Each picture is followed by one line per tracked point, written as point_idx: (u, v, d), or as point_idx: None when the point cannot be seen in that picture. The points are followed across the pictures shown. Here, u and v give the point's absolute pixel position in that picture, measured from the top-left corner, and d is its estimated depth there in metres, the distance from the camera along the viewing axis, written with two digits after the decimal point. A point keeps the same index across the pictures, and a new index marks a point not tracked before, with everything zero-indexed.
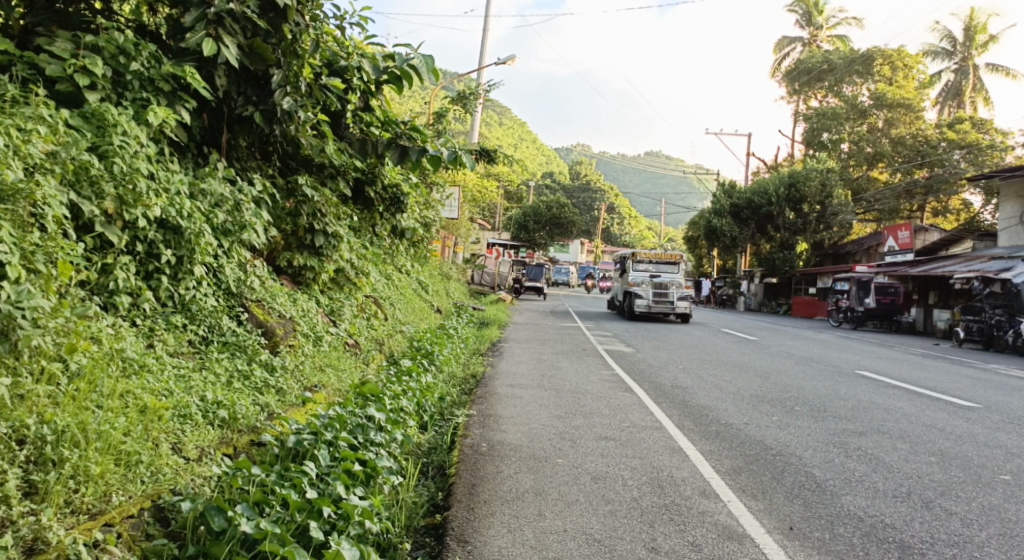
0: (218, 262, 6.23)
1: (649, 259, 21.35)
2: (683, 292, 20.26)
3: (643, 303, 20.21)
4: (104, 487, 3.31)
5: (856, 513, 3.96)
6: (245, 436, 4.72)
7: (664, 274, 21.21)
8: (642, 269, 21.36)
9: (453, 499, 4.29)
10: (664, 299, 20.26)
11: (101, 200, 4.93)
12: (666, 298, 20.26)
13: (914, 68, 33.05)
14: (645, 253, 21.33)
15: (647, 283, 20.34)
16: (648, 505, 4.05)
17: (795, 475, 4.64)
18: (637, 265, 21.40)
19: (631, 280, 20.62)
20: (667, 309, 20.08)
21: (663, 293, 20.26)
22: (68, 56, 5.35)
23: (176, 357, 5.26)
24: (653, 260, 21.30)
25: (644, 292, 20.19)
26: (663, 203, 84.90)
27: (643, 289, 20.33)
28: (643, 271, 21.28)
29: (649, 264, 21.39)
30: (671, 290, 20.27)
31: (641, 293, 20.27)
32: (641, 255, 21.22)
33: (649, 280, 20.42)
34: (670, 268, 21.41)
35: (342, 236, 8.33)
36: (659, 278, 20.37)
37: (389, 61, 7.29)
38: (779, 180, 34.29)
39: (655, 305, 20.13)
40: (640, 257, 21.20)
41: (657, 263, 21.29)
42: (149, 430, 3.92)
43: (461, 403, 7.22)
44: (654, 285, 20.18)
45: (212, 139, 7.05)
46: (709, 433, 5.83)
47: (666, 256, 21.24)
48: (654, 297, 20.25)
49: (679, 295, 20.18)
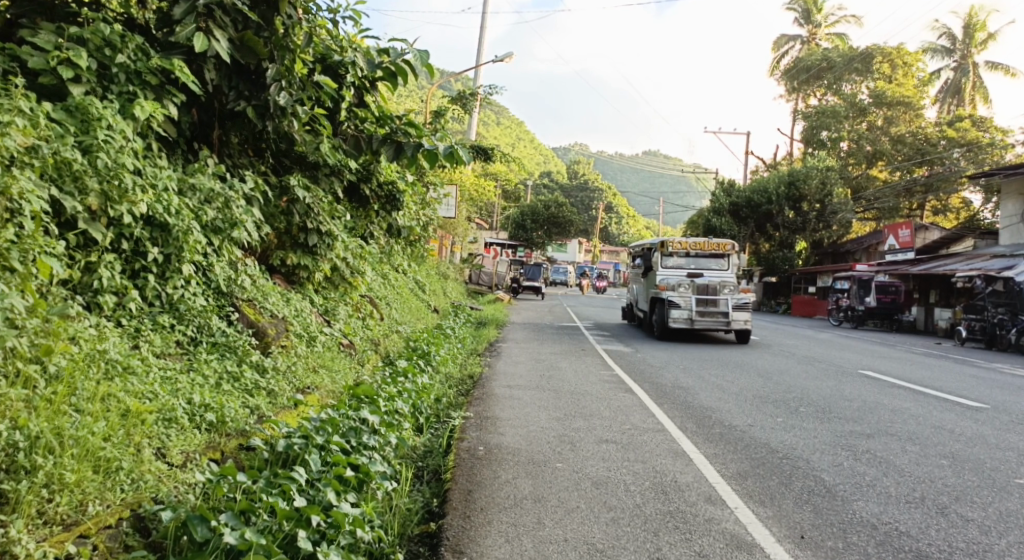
0: (207, 261, 6.05)
1: (684, 251, 15.37)
2: (738, 299, 14.19)
3: (682, 315, 14.15)
4: (80, 495, 3.15)
5: (869, 520, 3.80)
6: (233, 439, 4.55)
7: (707, 272, 15.25)
8: (675, 266, 15.32)
9: (449, 506, 4.12)
10: (712, 310, 14.10)
11: (84, 195, 4.75)
12: (715, 308, 14.16)
13: (914, 65, 32.94)
14: (679, 244, 15.29)
15: (686, 286, 14.24)
16: (651, 512, 3.89)
17: (803, 479, 4.48)
18: (667, 260, 15.35)
19: (662, 283, 14.53)
20: (717, 324, 14.05)
21: (711, 301, 14.13)
22: (51, 48, 5.17)
23: (163, 358, 5.09)
24: (691, 252, 15.34)
25: (681, 299, 14.20)
26: (661, 202, 84.80)
27: (681, 297, 14.23)
28: (678, 268, 15.23)
29: (685, 259, 15.37)
30: (722, 296, 14.17)
31: (678, 301, 14.16)
32: (675, 245, 15.19)
33: (689, 282, 14.27)
34: (714, 265, 15.48)
35: (336, 234, 8.16)
36: (704, 278, 14.28)
37: (383, 56, 7.18)
38: (779, 179, 34.04)
39: (700, 320, 14.05)
40: (673, 249, 15.26)
41: (696, 257, 15.29)
42: (132, 434, 3.75)
43: (458, 405, 7.06)
44: (697, 290, 14.16)
45: (202, 135, 6.88)
46: (712, 435, 5.67)
47: (706, 248, 15.38)
48: (698, 306, 14.13)
49: (733, 304, 14.07)
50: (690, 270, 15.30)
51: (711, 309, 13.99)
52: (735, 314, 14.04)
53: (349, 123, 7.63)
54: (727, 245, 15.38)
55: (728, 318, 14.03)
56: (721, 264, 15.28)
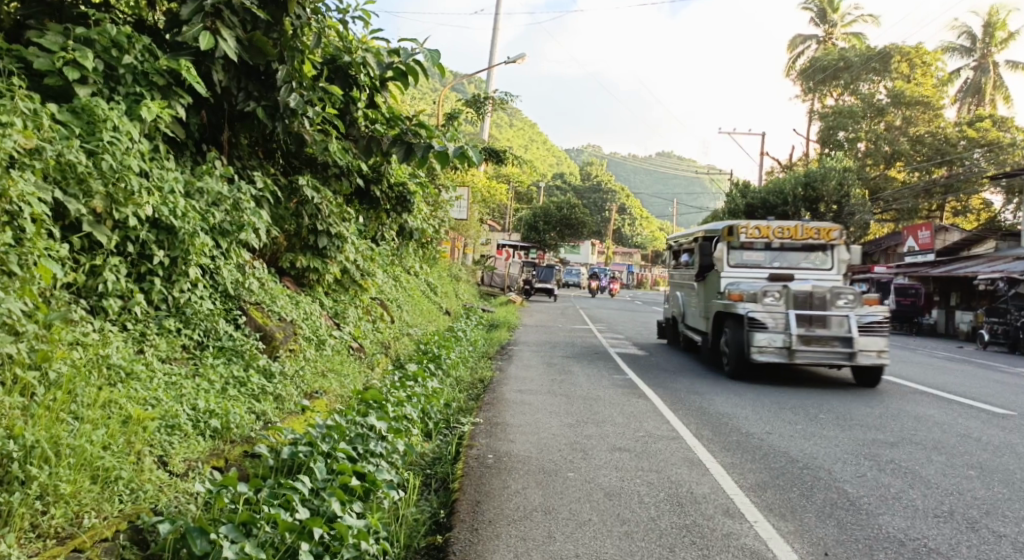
0: (215, 264, 5.98)
1: (765, 241, 10.83)
2: (864, 316, 8.91)
3: (773, 343, 8.92)
4: (76, 507, 3.07)
5: (897, 536, 3.65)
6: (238, 446, 4.44)
7: (796, 271, 10.90)
8: (748, 263, 10.75)
9: (456, 518, 3.99)
10: (821, 337, 8.83)
11: (89, 198, 4.67)
12: (827, 332, 8.86)
13: (933, 65, 32.55)
14: (756, 231, 10.75)
15: (778, 295, 9.02)
16: (667, 526, 3.75)
17: (825, 491, 4.34)
18: (739, 254, 10.78)
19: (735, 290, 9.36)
20: (832, 359, 8.79)
21: (820, 320, 8.88)
22: (58, 49, 5.10)
23: (169, 363, 5.00)
24: (773, 243, 10.90)
25: (770, 317, 8.98)
26: (675, 204, 84.41)
27: (770, 314, 9.00)
28: (754, 265, 10.75)
29: (765, 252, 10.90)
30: (834, 312, 8.92)
31: (764, 320, 8.94)
32: (751, 231, 10.73)
33: (782, 289, 9.06)
34: (806, 261, 11.02)
35: (346, 236, 8.07)
36: (808, 283, 9.01)
37: (394, 56, 6.91)
38: (795, 180, 33.24)
39: (803, 352, 8.81)
40: (748, 239, 10.74)
41: (780, 250, 10.97)
42: (132, 441, 3.66)
43: (468, 410, 6.95)
44: (795, 301, 8.93)
45: (211, 137, 6.80)
46: (729, 443, 5.52)
47: (797, 236, 10.85)
48: (799, 329, 8.84)
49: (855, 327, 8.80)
50: (772, 267, 10.87)
51: (822, 334, 8.77)
52: (861, 341, 8.79)
53: (361, 123, 7.55)
54: (829, 232, 10.89)
55: (851, 347, 8.78)
56: (815, 259, 10.95)
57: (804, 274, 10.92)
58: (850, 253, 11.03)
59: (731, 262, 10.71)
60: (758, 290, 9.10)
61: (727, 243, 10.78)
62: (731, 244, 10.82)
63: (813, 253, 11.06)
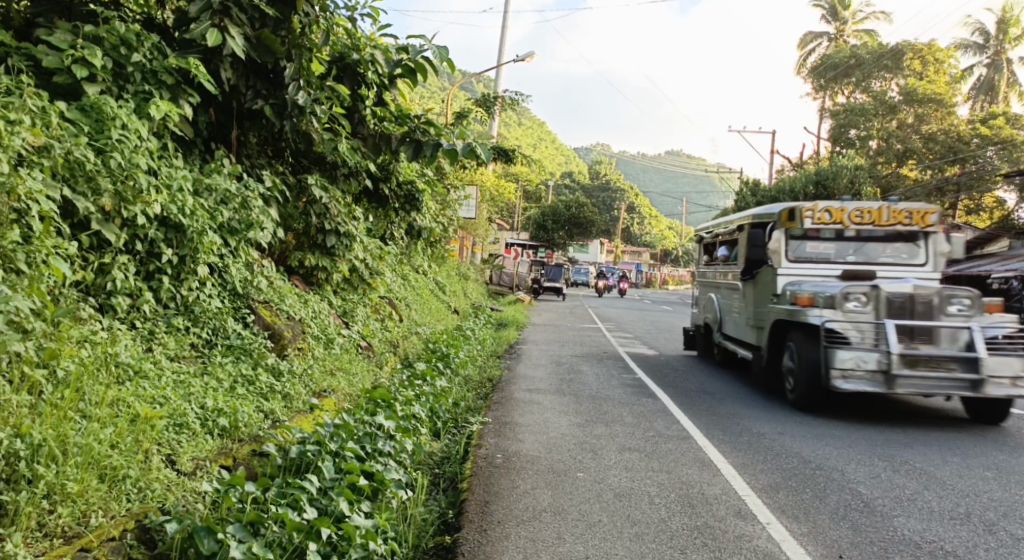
0: (223, 262, 5.98)
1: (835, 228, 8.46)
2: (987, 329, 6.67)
3: (861, 364, 6.74)
4: (83, 506, 3.06)
5: (912, 539, 3.61)
6: (246, 445, 4.42)
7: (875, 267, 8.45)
8: (811, 257, 8.46)
9: (465, 519, 3.96)
10: (930, 357, 6.60)
11: (97, 196, 4.66)
12: (935, 351, 6.67)
13: (946, 62, 32.03)
14: (826, 216, 8.36)
15: (864, 299, 6.89)
16: (678, 527, 3.71)
17: (838, 493, 4.29)
18: (797, 244, 8.46)
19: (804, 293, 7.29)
20: (946, 387, 6.55)
21: (925, 333, 6.73)
22: (67, 47, 5.10)
23: (178, 361, 4.99)
24: (845, 230, 8.51)
25: (854, 329, 6.81)
26: (684, 202, 84.13)
27: (854, 325, 6.86)
28: (817, 259, 8.45)
29: (834, 242, 8.54)
30: (943, 323, 6.73)
31: (846, 333, 6.81)
32: (817, 215, 8.34)
33: (868, 290, 6.91)
34: (892, 254, 8.51)
35: (355, 235, 8.05)
36: (904, 284, 6.87)
37: (402, 53, 6.86)
38: (806, 179, 33.11)
39: (906, 378, 6.57)
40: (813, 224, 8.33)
41: (853, 239, 8.55)
42: (140, 439, 3.64)
43: (476, 409, 6.91)
44: (888, 307, 6.81)
45: (220, 135, 6.78)
46: (740, 444, 5.47)
47: (881, 222, 8.40)
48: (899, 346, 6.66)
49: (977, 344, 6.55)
50: (844, 262, 8.50)
51: (928, 351, 6.58)
52: (989, 363, 6.51)
53: (369, 122, 7.53)
54: (925, 216, 8.36)
55: (974, 371, 6.53)
56: (906, 252, 8.45)
57: (887, 271, 8.43)
58: (951, 243, 8.55)
59: (790, 256, 8.40)
60: (837, 294, 6.96)
61: (785, 231, 8.46)
62: (789, 233, 8.49)
63: (902, 242, 8.52)
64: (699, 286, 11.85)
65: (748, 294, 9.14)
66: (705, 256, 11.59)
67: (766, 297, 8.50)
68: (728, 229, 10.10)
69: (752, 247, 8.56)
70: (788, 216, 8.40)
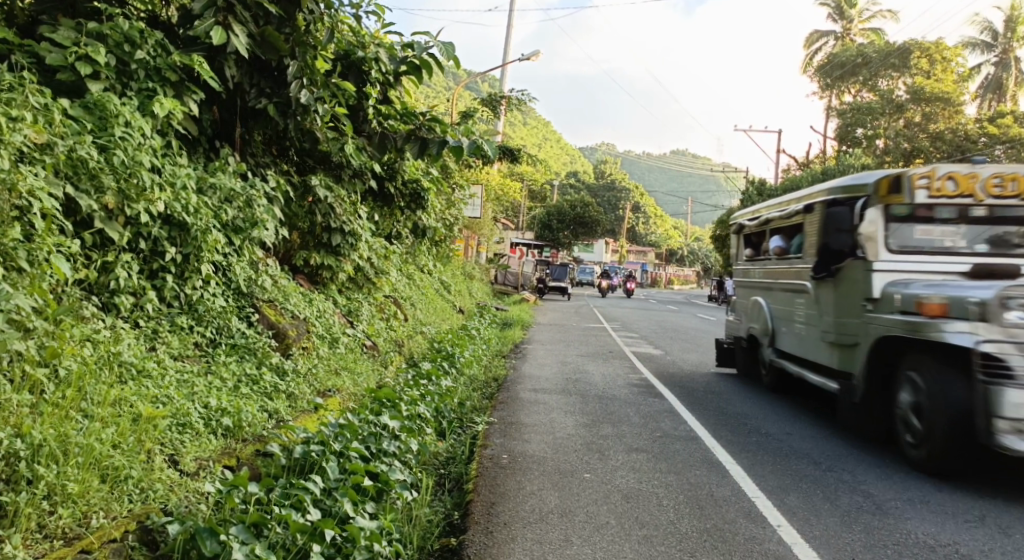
0: (228, 260, 5.95)
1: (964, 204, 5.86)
2: None
3: None
4: (84, 507, 3.01)
5: (926, 542, 3.55)
6: (250, 445, 4.38)
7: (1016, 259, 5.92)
8: (920, 246, 5.83)
9: (471, 520, 3.92)
10: None
11: (101, 193, 4.62)
12: None
13: (953, 61, 31.62)
14: (948, 185, 5.72)
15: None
16: (688, 529, 3.66)
17: (849, 494, 4.24)
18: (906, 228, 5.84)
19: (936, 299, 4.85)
20: None
21: None
22: (70, 44, 5.07)
23: (181, 360, 4.96)
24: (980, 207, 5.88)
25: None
26: (690, 202, 83.95)
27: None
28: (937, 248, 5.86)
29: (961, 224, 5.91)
30: None
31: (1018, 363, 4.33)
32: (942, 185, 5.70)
33: None
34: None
35: (360, 234, 8.02)
36: None
37: (406, 51, 6.88)
38: (813, 178, 33.02)
39: None
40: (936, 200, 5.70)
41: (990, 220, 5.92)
42: (143, 439, 3.60)
43: (482, 408, 6.87)
44: None
45: (224, 133, 6.74)
46: (749, 445, 5.40)
47: None
48: None
49: None
50: (974, 252, 5.90)
51: None
52: None
53: (374, 120, 7.49)
54: None
55: None
56: None
57: None
58: None
59: (891, 245, 5.82)
60: (992, 300, 4.44)
61: (882, 209, 5.86)
62: (888, 211, 5.87)
63: None
64: (755, 290, 8.73)
65: (822, 299, 6.59)
66: (748, 251, 9.11)
67: (851, 304, 6.03)
68: (797, 208, 7.27)
69: (834, 232, 6.15)
70: (889, 187, 5.80)
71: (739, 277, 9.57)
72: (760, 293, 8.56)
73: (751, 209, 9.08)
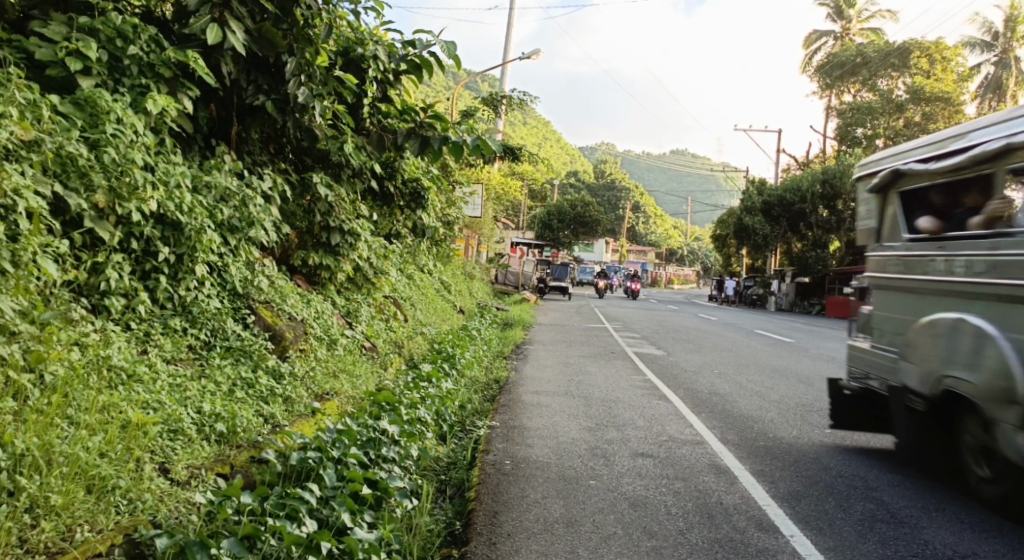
0: (223, 261, 5.80)
1: None
2: None
3: None
4: (68, 520, 2.89)
5: (945, 552, 3.43)
6: (245, 451, 4.25)
7: None
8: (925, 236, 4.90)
9: (473, 530, 3.78)
10: None
11: (91, 192, 4.49)
12: None
13: (953, 60, 31.47)
14: None
15: None
16: (698, 540, 3.53)
17: (863, 502, 4.11)
18: None
19: None
20: None
21: None
22: (61, 39, 4.94)
23: (174, 364, 4.82)
24: None
25: None
26: (689, 201, 83.89)
27: None
28: None
29: None
30: None
31: None
32: None
33: None
34: None
35: (359, 233, 7.89)
36: None
37: (407, 49, 6.76)
38: (813, 176, 32.95)
39: None
40: None
41: None
42: (132, 446, 3.47)
43: (484, 411, 6.74)
44: None
45: (220, 131, 6.58)
46: (757, 449, 5.27)
47: None
48: None
49: None
50: None
51: None
52: None
53: (373, 118, 7.36)
54: None
55: None
56: None
57: None
58: None
59: None
60: None
61: None
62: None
63: None
64: (935, 300, 4.60)
65: None
66: (920, 222, 4.92)
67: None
68: None
69: None
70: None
71: (878, 276, 5.41)
72: (960, 309, 4.33)
73: (884, 157, 5.48)
